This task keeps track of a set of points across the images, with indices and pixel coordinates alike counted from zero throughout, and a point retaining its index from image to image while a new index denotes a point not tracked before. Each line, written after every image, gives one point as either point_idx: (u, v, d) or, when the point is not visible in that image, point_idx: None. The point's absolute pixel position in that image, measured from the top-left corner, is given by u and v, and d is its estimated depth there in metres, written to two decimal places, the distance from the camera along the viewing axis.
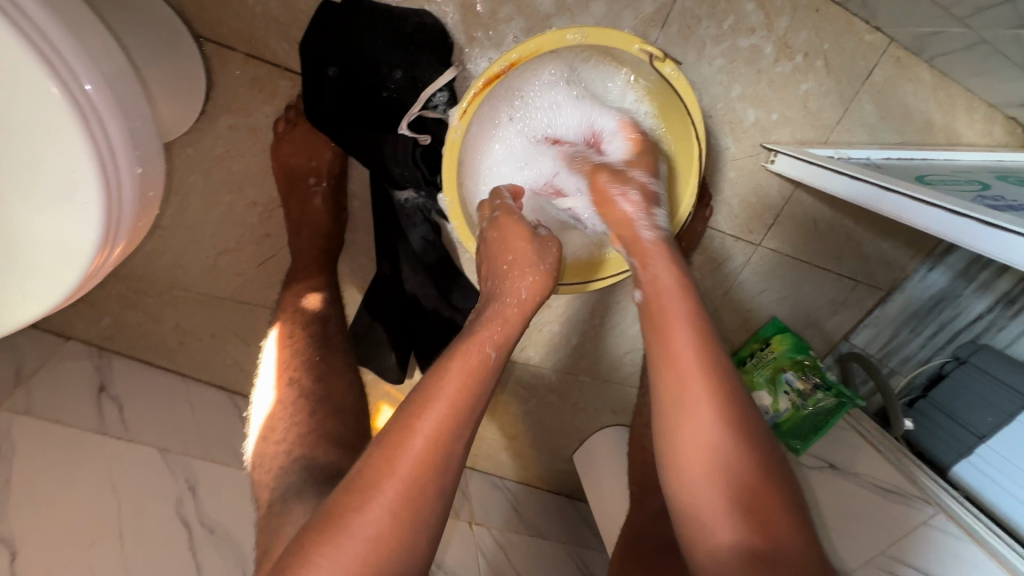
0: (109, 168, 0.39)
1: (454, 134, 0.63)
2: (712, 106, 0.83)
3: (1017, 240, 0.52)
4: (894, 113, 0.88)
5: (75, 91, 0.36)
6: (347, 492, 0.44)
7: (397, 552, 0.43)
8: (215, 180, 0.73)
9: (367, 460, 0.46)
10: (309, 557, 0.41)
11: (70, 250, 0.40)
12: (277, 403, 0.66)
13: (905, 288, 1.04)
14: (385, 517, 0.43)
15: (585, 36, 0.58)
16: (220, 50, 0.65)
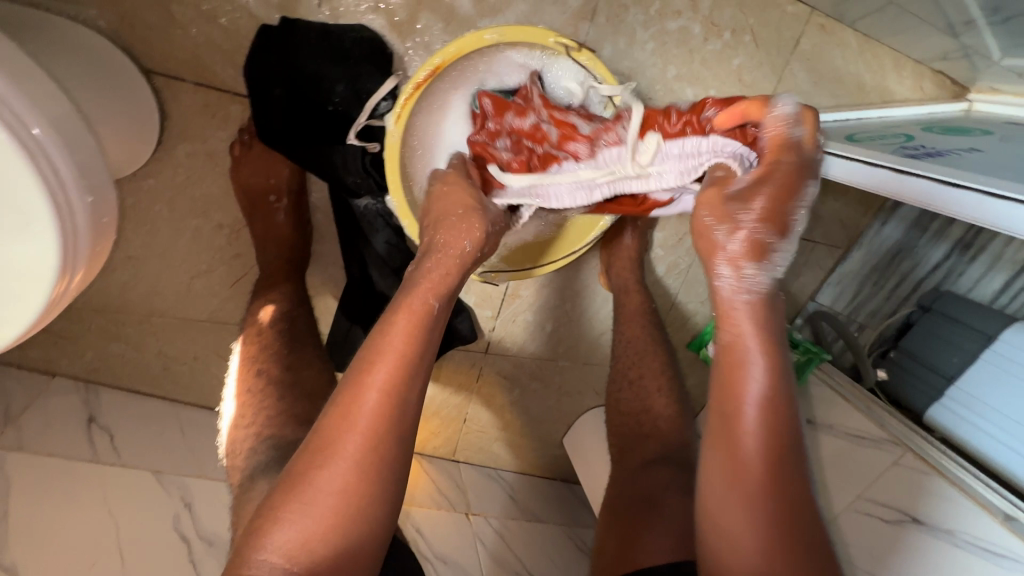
0: (61, 200, 0.42)
1: (391, 139, 0.66)
2: (651, 88, 0.87)
3: (931, 185, 0.56)
4: (826, 77, 0.92)
5: (21, 131, 0.39)
6: (307, 452, 0.46)
7: (366, 501, 0.46)
8: (180, 206, 0.76)
9: (324, 419, 0.48)
10: (280, 512, 0.44)
11: (31, 279, 0.43)
12: (249, 396, 0.70)
13: (863, 243, 1.09)
14: (348, 467, 0.45)
15: (501, 35, 0.64)
16: (169, 81, 0.68)
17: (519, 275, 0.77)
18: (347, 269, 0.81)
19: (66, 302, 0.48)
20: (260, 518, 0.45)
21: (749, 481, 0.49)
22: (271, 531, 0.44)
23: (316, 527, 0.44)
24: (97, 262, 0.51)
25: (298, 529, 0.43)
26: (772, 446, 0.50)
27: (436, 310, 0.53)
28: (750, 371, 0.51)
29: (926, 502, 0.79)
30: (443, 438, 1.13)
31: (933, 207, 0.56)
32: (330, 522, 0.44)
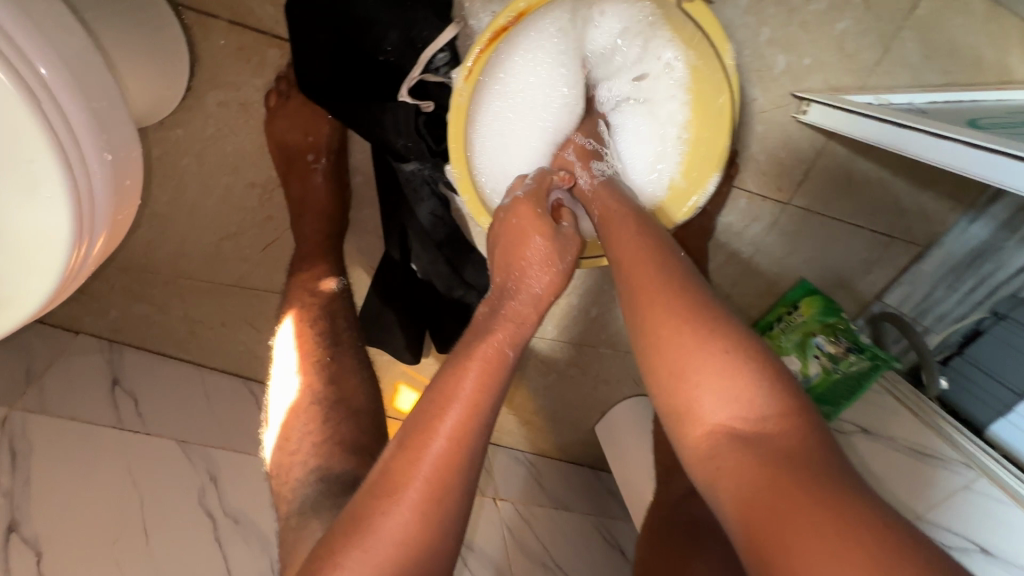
0: (74, 156, 0.35)
1: (458, 98, 0.57)
2: (737, 53, 0.77)
3: None
4: (940, 50, 0.80)
5: (23, 71, 0.32)
6: (370, 494, 0.41)
7: (427, 555, 0.40)
8: (210, 161, 0.69)
9: (387, 461, 0.43)
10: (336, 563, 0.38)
11: (46, 247, 0.37)
12: (298, 408, 0.62)
13: (945, 243, 0.99)
14: (414, 517, 0.40)
15: None
16: (201, 18, 0.60)
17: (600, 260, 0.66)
18: (387, 241, 0.74)
19: (90, 271, 0.43)
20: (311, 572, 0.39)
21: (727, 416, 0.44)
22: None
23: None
24: (120, 230, 0.45)
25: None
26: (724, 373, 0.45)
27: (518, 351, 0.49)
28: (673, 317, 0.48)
29: (994, 534, 0.76)
30: None
31: None
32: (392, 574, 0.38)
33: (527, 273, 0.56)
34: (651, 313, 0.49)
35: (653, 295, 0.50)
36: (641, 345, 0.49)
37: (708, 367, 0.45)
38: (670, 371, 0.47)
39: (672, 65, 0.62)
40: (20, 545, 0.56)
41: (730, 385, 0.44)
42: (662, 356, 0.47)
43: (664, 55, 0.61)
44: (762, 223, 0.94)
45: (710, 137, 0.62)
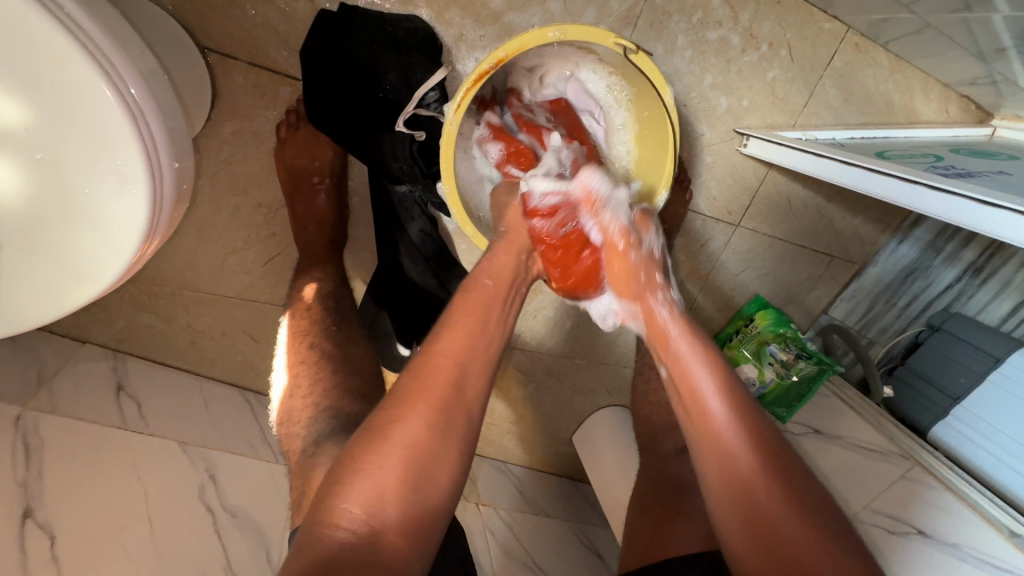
0: (154, 160, 0.44)
1: (448, 126, 0.65)
2: (686, 95, 0.89)
3: (955, 199, 0.60)
4: (856, 95, 0.94)
5: (124, 94, 0.41)
6: (385, 406, 0.49)
7: (432, 454, 0.48)
8: (222, 182, 0.78)
9: (400, 380, 0.51)
10: (359, 465, 0.46)
11: (113, 239, 0.44)
12: (302, 368, 0.72)
13: (879, 261, 1.13)
14: (424, 422, 0.48)
15: (563, 32, 0.62)
16: (223, 60, 0.70)
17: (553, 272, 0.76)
18: (381, 255, 0.82)
19: (146, 263, 0.50)
20: (337, 475, 0.47)
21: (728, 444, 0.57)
22: (352, 483, 0.45)
23: (393, 478, 0.46)
24: (171, 228, 0.52)
25: (380, 486, 0.45)
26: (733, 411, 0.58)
27: (509, 297, 0.61)
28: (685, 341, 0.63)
29: (935, 518, 0.81)
30: None
31: (956, 221, 0.59)
32: (401, 471, 0.46)
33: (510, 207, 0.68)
34: (683, 368, 0.62)
35: (688, 363, 0.62)
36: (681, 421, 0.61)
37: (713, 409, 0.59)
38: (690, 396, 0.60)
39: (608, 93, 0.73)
40: (34, 529, 0.60)
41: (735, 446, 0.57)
42: (689, 421, 0.59)
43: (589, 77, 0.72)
44: (718, 244, 1.05)
45: (659, 162, 0.73)
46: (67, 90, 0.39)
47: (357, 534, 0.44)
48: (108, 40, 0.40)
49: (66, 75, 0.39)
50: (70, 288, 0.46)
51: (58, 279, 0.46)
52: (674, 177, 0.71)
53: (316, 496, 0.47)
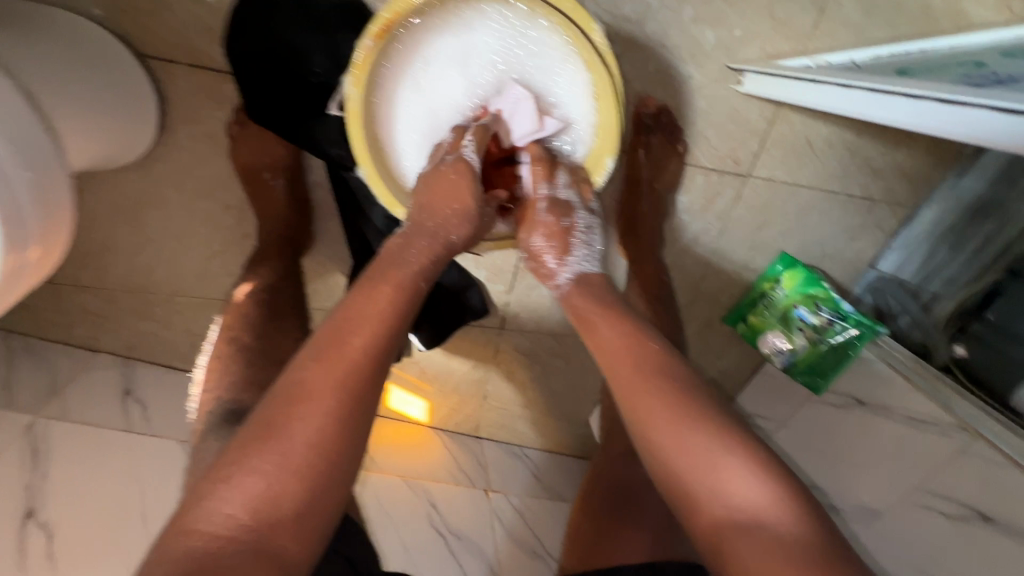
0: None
1: (351, 102, 0.63)
2: (665, 35, 0.78)
3: (980, 112, 0.48)
4: (880, 4, 0.79)
5: None
6: (281, 399, 0.49)
7: (335, 448, 0.48)
8: (189, 189, 0.79)
9: (298, 371, 0.50)
10: (250, 458, 0.46)
11: None
12: (218, 360, 0.74)
13: (938, 199, 0.96)
14: (312, 419, 0.48)
15: None
16: (163, 65, 0.70)
17: (506, 244, 0.75)
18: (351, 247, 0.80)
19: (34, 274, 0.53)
20: (220, 471, 0.46)
21: (660, 422, 0.55)
22: (239, 479, 0.45)
23: (288, 474, 0.45)
24: (53, 248, 0.54)
25: (258, 484, 0.45)
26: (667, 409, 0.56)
27: (421, 285, 0.60)
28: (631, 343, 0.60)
29: (1004, 497, 0.70)
30: (465, 414, 1.11)
31: (990, 140, 0.48)
32: (300, 465, 0.46)
33: (440, 220, 0.65)
34: (617, 364, 0.60)
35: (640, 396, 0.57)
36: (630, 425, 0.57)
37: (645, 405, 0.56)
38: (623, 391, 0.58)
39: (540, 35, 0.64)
40: (35, 530, 0.68)
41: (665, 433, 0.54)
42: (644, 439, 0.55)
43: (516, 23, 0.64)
44: (728, 201, 0.93)
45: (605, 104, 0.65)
46: None
47: (240, 532, 0.43)
48: None
49: None
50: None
51: None
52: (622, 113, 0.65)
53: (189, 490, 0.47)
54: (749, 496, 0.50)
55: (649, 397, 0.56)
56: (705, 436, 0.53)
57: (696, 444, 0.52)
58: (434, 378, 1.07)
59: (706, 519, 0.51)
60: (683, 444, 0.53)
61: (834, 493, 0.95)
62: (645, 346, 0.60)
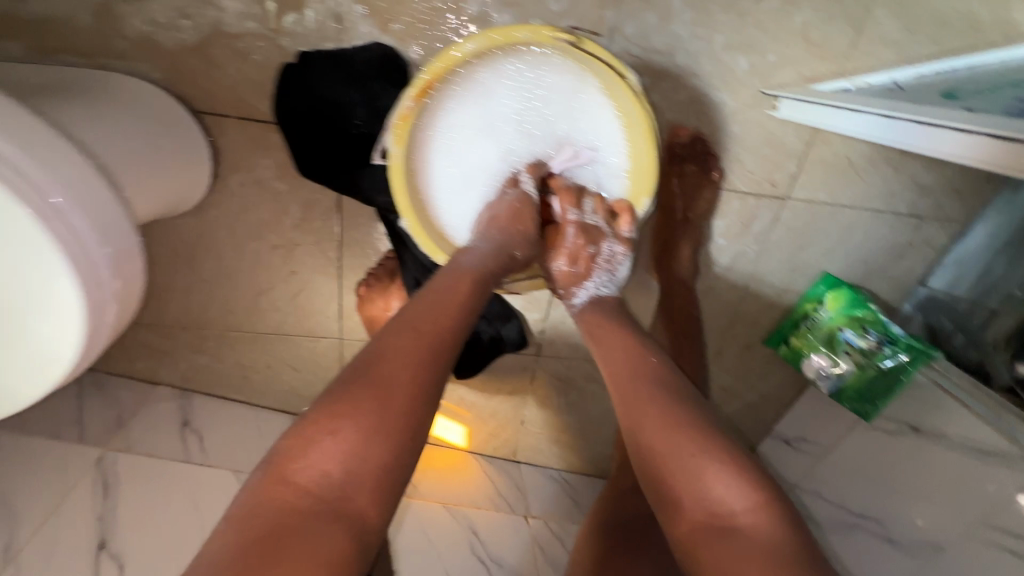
0: (80, 255, 0.44)
1: (395, 160, 0.67)
2: (696, 63, 0.78)
3: None
4: (922, 21, 0.77)
5: (40, 203, 0.42)
6: (361, 366, 0.50)
7: (415, 423, 0.49)
8: (240, 231, 0.84)
9: (379, 345, 0.52)
10: (336, 415, 0.47)
11: (66, 326, 0.45)
12: None
13: (992, 215, 0.92)
14: (395, 386, 0.49)
15: (474, 41, 0.62)
16: (217, 119, 0.75)
17: (540, 281, 0.75)
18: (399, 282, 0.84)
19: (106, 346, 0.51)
20: (306, 424, 0.47)
21: (655, 432, 0.54)
22: (326, 436, 0.46)
23: (373, 439, 0.46)
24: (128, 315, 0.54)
25: (345, 446, 0.46)
26: (662, 420, 0.54)
27: (490, 277, 0.63)
28: (630, 361, 0.60)
29: None
30: (502, 439, 1.12)
31: None
32: (385, 434, 0.47)
33: (503, 239, 0.66)
34: (614, 375, 0.60)
35: (637, 408, 0.56)
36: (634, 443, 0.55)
37: (643, 415, 0.55)
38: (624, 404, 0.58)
39: (573, 85, 0.67)
40: (107, 560, 0.72)
41: (665, 443, 0.53)
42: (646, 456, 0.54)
43: (547, 76, 0.67)
44: (766, 223, 0.92)
45: (640, 137, 0.66)
46: None
47: (326, 485, 0.44)
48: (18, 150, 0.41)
49: None
50: (32, 384, 0.48)
51: (27, 371, 0.47)
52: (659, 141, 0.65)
53: (276, 445, 0.47)
54: (731, 503, 0.49)
55: (650, 407, 0.55)
56: (695, 440, 0.52)
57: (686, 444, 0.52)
58: (472, 405, 1.08)
59: (687, 521, 0.50)
60: (675, 445, 0.52)
61: (884, 518, 0.90)
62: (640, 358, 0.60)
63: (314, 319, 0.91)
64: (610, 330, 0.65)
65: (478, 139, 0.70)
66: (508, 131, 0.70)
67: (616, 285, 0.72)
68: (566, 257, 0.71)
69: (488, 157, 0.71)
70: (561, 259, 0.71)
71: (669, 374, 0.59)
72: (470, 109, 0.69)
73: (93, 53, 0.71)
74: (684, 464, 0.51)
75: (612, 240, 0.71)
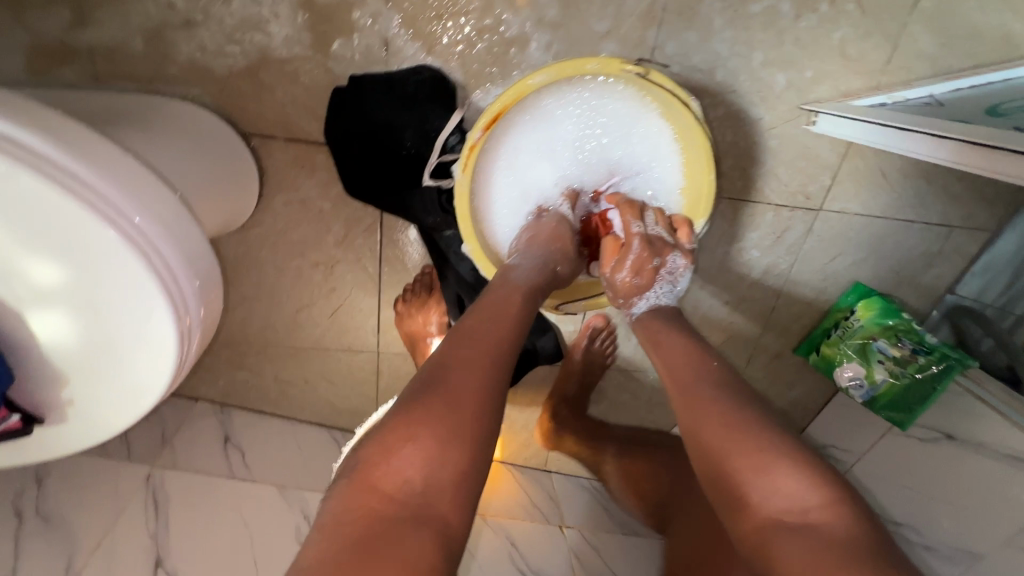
0: (169, 283, 0.45)
1: (460, 186, 0.68)
2: (734, 79, 0.79)
3: None
4: (957, 36, 0.78)
5: (131, 233, 0.43)
6: (433, 373, 0.51)
7: (490, 426, 0.49)
8: (282, 249, 0.85)
9: (447, 353, 0.53)
10: (416, 422, 0.47)
11: (156, 353, 0.47)
12: None
13: (1020, 223, 0.92)
14: (464, 394, 0.49)
15: (546, 74, 0.63)
16: (264, 141, 0.76)
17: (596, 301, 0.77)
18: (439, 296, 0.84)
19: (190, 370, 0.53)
20: (386, 433, 0.47)
21: (720, 431, 0.54)
22: (408, 443, 0.46)
23: (454, 444, 0.46)
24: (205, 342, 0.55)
25: (426, 452, 0.45)
26: (725, 418, 0.55)
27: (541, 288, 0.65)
28: (687, 369, 0.62)
29: None
30: (534, 448, 1.13)
31: None
32: (464, 440, 0.47)
33: (552, 254, 0.69)
34: (673, 377, 0.61)
35: (699, 408, 0.57)
36: (697, 444, 0.56)
37: (705, 414, 0.56)
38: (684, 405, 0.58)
39: (632, 112, 0.70)
40: None
41: (728, 443, 0.53)
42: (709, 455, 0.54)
43: (607, 104, 0.70)
44: (800, 234, 0.93)
45: (698, 165, 0.69)
46: (79, 249, 0.42)
47: (412, 492, 0.44)
48: (110, 184, 0.42)
49: (82, 234, 0.42)
50: (132, 400, 0.49)
51: (120, 397, 0.49)
52: (714, 162, 0.66)
53: (357, 456, 0.47)
54: (801, 500, 0.48)
55: (711, 407, 0.56)
56: (760, 441, 0.53)
57: (746, 442, 0.52)
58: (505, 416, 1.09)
59: (755, 518, 0.50)
60: (733, 438, 0.53)
61: (925, 526, 0.92)
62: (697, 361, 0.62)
63: (353, 334, 0.92)
64: (666, 344, 0.65)
65: (535, 165, 0.74)
66: (563, 157, 0.74)
67: (676, 296, 0.73)
68: (630, 269, 0.70)
69: (544, 180, 0.75)
70: (625, 270, 0.70)
71: (726, 379, 0.60)
72: (530, 136, 0.72)
73: (143, 78, 0.72)
74: (750, 460, 0.52)
75: (675, 252, 0.71)
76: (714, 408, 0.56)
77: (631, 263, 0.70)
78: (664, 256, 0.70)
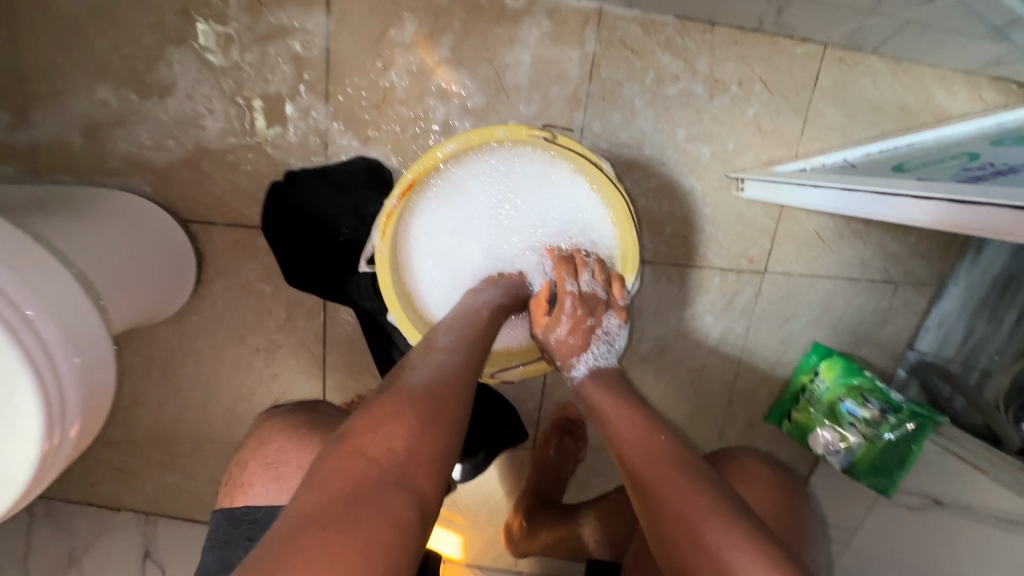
0: (43, 364, 0.44)
1: (381, 254, 0.67)
2: (662, 153, 0.84)
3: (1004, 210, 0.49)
4: (860, 108, 0.85)
5: (8, 312, 0.42)
6: (414, 364, 0.50)
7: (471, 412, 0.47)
8: (221, 336, 0.81)
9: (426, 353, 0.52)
10: (401, 396, 0.44)
11: (22, 440, 0.44)
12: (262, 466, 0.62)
13: (960, 277, 0.95)
14: (442, 380, 0.48)
15: (454, 144, 0.65)
16: (204, 227, 0.76)
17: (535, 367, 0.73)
18: None
19: (66, 458, 0.50)
20: (367, 409, 0.44)
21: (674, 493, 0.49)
22: (400, 410, 0.43)
23: (443, 414, 0.44)
24: (92, 431, 0.53)
25: (414, 421, 0.42)
26: (683, 478, 0.50)
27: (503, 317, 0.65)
28: (630, 430, 0.57)
29: None
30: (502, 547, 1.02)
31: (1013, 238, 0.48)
32: (451, 411, 0.45)
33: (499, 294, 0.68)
34: (618, 436, 0.57)
35: (647, 472, 0.52)
36: (651, 516, 0.50)
37: (659, 474, 0.51)
38: (631, 461, 0.54)
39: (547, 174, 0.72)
40: None
41: (686, 506, 0.48)
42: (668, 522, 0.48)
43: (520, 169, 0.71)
44: (750, 295, 0.93)
45: (623, 227, 0.70)
46: None
47: (398, 455, 0.40)
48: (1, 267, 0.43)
49: None
50: None
51: None
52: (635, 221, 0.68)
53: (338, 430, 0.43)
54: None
55: (665, 464, 0.52)
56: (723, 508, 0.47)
57: (711, 519, 0.46)
58: (467, 509, 1.00)
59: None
60: (691, 491, 0.49)
61: None
62: (642, 421, 0.57)
63: None
64: (607, 410, 0.61)
65: (460, 234, 0.74)
66: (484, 228, 0.74)
67: (615, 356, 0.71)
68: (564, 327, 0.67)
69: (470, 249, 0.74)
70: (560, 329, 0.67)
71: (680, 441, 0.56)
72: (450, 206, 0.72)
73: (85, 172, 0.74)
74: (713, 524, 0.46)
75: (609, 311, 0.69)
76: (668, 467, 0.51)
77: (565, 321, 0.67)
78: (598, 317, 0.68)
